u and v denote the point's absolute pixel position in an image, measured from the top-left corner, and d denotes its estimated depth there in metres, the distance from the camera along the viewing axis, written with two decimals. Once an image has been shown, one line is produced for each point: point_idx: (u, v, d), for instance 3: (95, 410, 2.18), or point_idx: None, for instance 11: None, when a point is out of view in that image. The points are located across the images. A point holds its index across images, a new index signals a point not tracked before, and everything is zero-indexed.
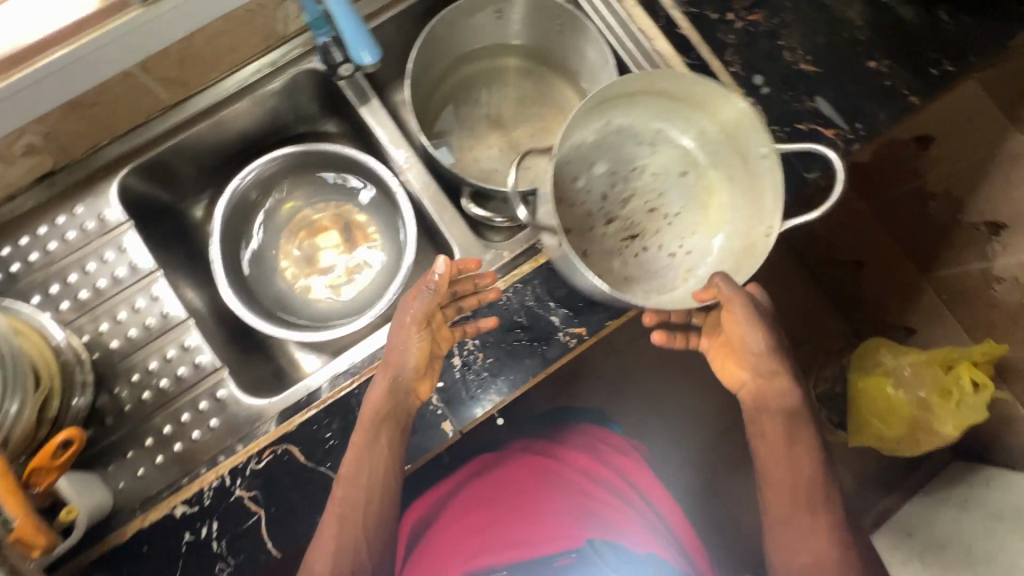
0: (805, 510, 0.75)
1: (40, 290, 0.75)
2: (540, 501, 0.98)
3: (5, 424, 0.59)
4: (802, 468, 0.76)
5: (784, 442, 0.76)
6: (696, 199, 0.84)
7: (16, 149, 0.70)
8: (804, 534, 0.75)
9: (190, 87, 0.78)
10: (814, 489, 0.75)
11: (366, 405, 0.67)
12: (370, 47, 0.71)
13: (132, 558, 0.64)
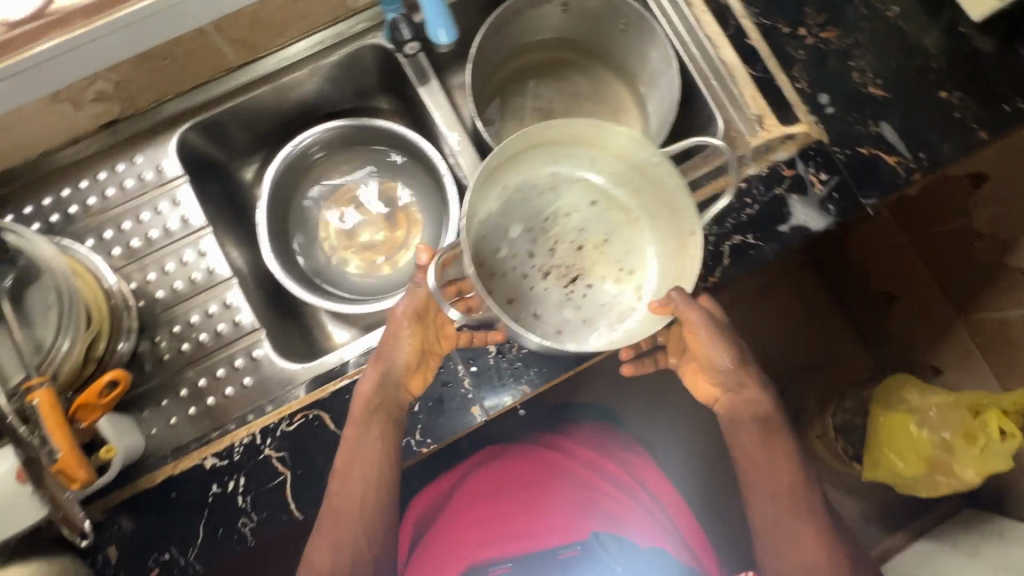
0: (788, 515, 0.79)
1: (94, 233, 0.77)
2: (548, 490, 0.97)
3: (56, 360, 0.61)
4: (778, 473, 0.80)
5: (763, 449, 0.80)
6: (617, 224, 0.77)
7: (87, 94, 0.71)
8: (787, 535, 0.79)
9: (257, 51, 0.79)
10: (792, 493, 0.79)
11: (359, 398, 0.68)
12: (447, 27, 0.72)
13: (159, 503, 0.66)
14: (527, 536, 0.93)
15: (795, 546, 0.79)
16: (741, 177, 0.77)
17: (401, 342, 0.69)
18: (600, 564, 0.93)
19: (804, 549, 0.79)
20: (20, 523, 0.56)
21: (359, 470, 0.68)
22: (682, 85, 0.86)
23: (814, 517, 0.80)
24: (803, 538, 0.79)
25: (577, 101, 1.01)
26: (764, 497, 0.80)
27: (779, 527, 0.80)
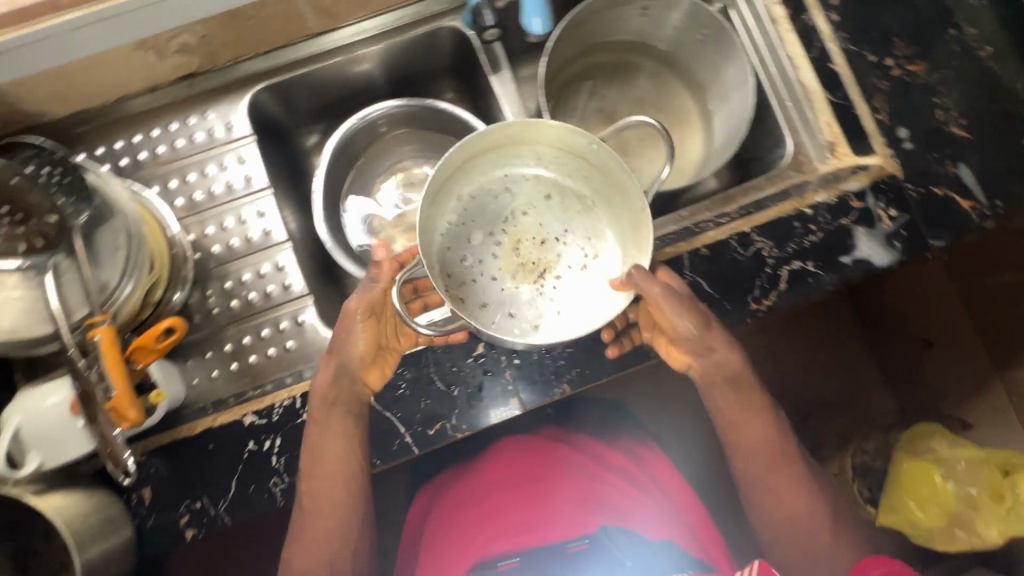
0: (798, 518, 0.75)
1: (160, 181, 0.78)
2: (552, 477, 0.86)
3: (117, 301, 0.63)
4: (785, 473, 0.75)
5: (771, 454, 0.75)
6: (575, 210, 0.76)
7: (172, 45, 0.72)
8: (804, 539, 0.75)
9: (337, 20, 0.80)
10: (804, 492, 0.75)
11: (314, 393, 0.66)
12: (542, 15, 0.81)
13: (196, 453, 0.67)
14: (527, 528, 0.79)
15: (819, 554, 0.74)
16: (808, 204, 0.75)
17: (349, 342, 0.66)
18: (609, 561, 0.76)
19: (826, 551, 0.74)
20: (64, 457, 0.59)
21: (331, 448, 0.65)
22: (756, 103, 0.84)
23: (830, 512, 0.76)
24: (824, 539, 0.74)
25: (640, 107, 0.99)
26: (778, 505, 0.76)
27: (797, 530, 0.75)
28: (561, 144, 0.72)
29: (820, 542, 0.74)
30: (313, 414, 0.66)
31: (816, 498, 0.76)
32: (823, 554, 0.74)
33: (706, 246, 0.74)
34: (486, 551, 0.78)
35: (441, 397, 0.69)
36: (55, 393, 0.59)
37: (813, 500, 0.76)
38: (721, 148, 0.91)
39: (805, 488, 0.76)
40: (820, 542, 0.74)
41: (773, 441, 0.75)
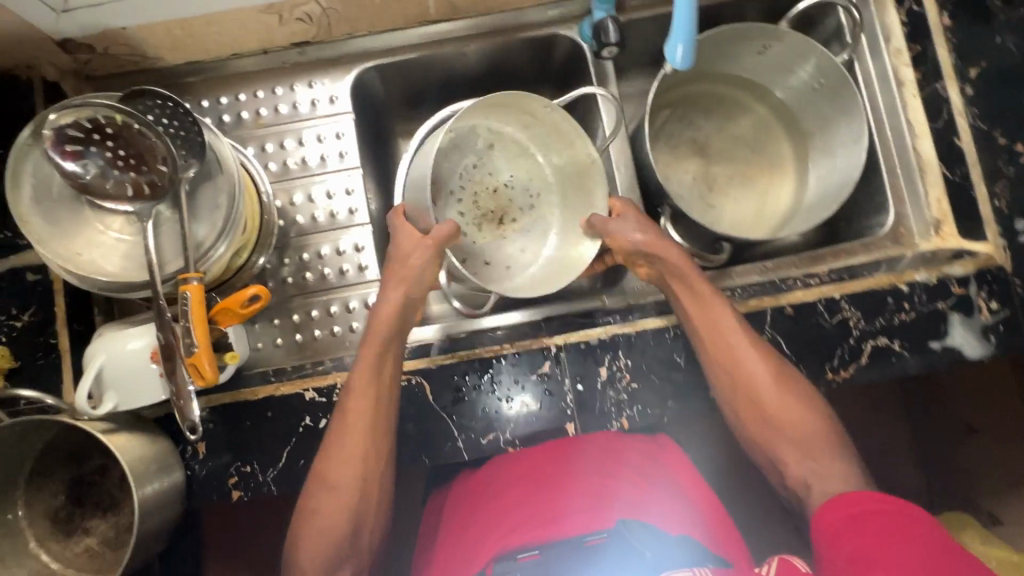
0: (774, 406, 0.66)
1: (257, 143, 0.79)
2: (558, 467, 0.66)
3: (209, 262, 0.63)
4: (752, 364, 0.66)
5: (736, 350, 0.67)
6: (515, 155, 0.80)
7: (296, 12, 0.72)
8: (779, 428, 0.67)
9: (457, 11, 0.79)
10: (780, 378, 0.66)
11: (371, 328, 0.67)
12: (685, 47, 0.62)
13: (255, 418, 0.68)
14: (542, 522, 0.62)
15: (805, 441, 0.66)
16: (904, 280, 0.72)
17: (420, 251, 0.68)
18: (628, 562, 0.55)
19: (810, 437, 0.66)
20: (136, 402, 0.60)
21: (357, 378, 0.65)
22: (866, 166, 0.81)
23: (815, 398, 0.67)
24: (805, 421, 0.66)
25: (735, 144, 0.96)
26: (756, 397, 0.67)
27: (780, 421, 0.66)
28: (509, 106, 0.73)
29: (803, 425, 0.66)
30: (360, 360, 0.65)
31: (797, 383, 0.67)
32: (808, 439, 0.66)
33: (791, 305, 0.71)
34: (500, 548, 0.61)
35: (498, 407, 0.69)
36: (137, 339, 0.60)
37: (796, 390, 0.66)
38: (817, 204, 0.88)
39: (784, 378, 0.67)
40: (800, 425, 0.66)
41: (741, 332, 0.67)
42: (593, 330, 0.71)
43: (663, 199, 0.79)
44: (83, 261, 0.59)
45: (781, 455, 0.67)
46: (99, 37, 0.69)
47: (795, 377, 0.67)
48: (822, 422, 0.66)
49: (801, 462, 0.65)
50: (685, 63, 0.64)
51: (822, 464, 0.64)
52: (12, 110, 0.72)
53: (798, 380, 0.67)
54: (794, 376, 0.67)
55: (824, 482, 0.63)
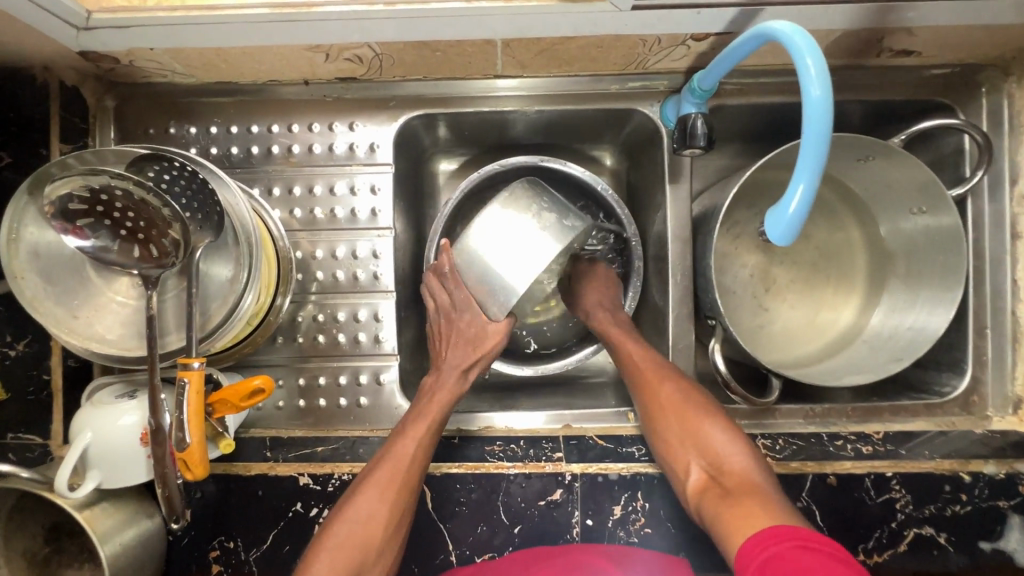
0: (680, 419, 0.62)
1: (284, 184, 0.72)
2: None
3: (236, 315, 0.58)
4: (654, 377, 0.65)
5: (636, 365, 0.67)
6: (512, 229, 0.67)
7: (345, 53, 0.62)
8: (684, 444, 0.61)
9: (525, 71, 0.69)
10: (682, 395, 0.63)
11: (432, 400, 0.64)
12: (790, 230, 0.49)
13: (245, 496, 0.64)
14: None
15: (710, 456, 0.59)
16: (968, 469, 0.65)
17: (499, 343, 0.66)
18: None
19: (715, 451, 0.59)
20: (122, 481, 0.56)
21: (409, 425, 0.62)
22: (953, 319, 0.72)
23: (722, 416, 0.62)
24: (709, 435, 0.60)
25: (803, 245, 0.83)
26: (661, 411, 0.63)
27: (684, 436, 0.61)
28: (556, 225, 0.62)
29: (706, 440, 0.60)
30: (415, 414, 0.63)
31: (705, 401, 0.63)
32: (714, 452, 0.59)
33: (835, 474, 0.65)
34: None
35: (499, 528, 0.64)
36: (130, 415, 0.56)
37: (700, 406, 0.63)
38: (882, 341, 0.77)
39: (691, 396, 0.63)
40: (706, 442, 0.60)
41: (643, 353, 0.68)
42: (613, 463, 0.65)
43: (718, 320, 0.70)
44: (79, 326, 0.54)
45: (686, 471, 0.60)
46: (124, 53, 0.61)
47: (705, 399, 0.64)
48: (730, 438, 0.60)
49: (708, 477, 0.58)
50: (788, 240, 0.50)
51: (726, 478, 0.57)
52: (26, 116, 0.65)
53: (708, 401, 0.63)
54: (704, 398, 0.64)
55: (727, 497, 0.54)
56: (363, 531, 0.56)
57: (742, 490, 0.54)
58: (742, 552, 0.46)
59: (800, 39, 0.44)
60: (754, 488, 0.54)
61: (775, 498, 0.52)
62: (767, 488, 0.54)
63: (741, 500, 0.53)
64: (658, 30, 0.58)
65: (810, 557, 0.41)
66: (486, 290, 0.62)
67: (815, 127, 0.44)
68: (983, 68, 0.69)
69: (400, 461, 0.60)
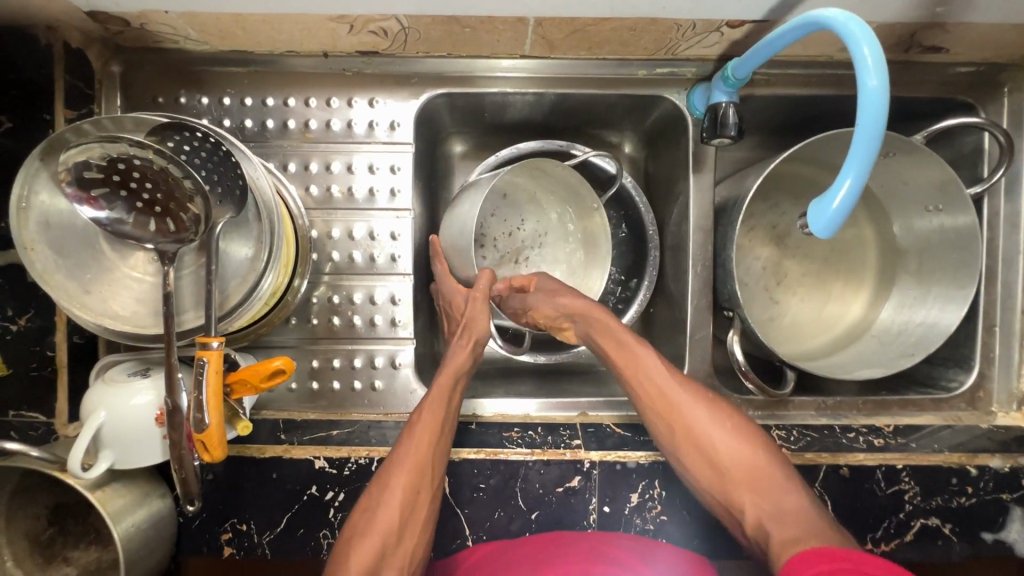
0: (715, 450, 0.54)
1: (300, 159, 0.70)
2: None
3: (256, 296, 0.57)
4: (677, 399, 0.57)
5: (655, 386, 0.59)
6: (536, 207, 0.76)
7: (370, 25, 0.60)
8: (726, 480, 0.53)
9: (554, 52, 0.67)
10: (709, 419, 0.56)
11: (439, 383, 0.63)
12: (830, 221, 0.50)
13: (258, 478, 0.63)
14: None
15: (757, 491, 0.51)
16: (975, 462, 0.66)
17: (484, 325, 0.67)
18: None
19: (764, 485, 0.51)
20: (135, 462, 0.54)
21: (424, 410, 0.60)
22: (964, 316, 0.73)
23: (764, 442, 0.54)
24: (753, 466, 0.53)
25: (817, 240, 0.83)
26: (693, 441, 0.56)
27: (727, 474, 0.53)
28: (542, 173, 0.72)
29: (749, 474, 0.52)
30: (428, 399, 0.61)
31: (742, 424, 0.56)
32: (760, 485, 0.51)
33: (848, 466, 0.66)
34: None
35: (517, 514, 0.64)
36: (144, 395, 0.54)
37: (735, 428, 0.55)
38: (892, 337, 0.77)
39: (726, 421, 0.56)
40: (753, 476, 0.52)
41: (664, 378, 0.59)
42: (631, 452, 0.66)
43: (736, 312, 0.71)
44: (91, 300, 0.52)
45: (738, 511, 0.52)
46: (136, 15, 0.58)
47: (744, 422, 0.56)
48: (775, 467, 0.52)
49: (759, 516, 0.50)
50: (830, 232, 0.51)
51: (779, 516, 0.48)
52: (28, 79, 0.62)
53: (746, 424, 0.56)
54: (740, 421, 0.56)
55: (783, 540, 0.46)
56: (380, 523, 0.53)
57: (799, 530, 0.46)
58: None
59: (855, 27, 0.44)
60: (815, 528, 0.46)
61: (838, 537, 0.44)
62: (826, 525, 0.46)
63: (798, 540, 0.45)
64: (696, 14, 0.57)
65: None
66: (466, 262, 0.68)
67: (870, 118, 0.45)
68: (1006, 68, 0.70)
69: (417, 456, 0.57)
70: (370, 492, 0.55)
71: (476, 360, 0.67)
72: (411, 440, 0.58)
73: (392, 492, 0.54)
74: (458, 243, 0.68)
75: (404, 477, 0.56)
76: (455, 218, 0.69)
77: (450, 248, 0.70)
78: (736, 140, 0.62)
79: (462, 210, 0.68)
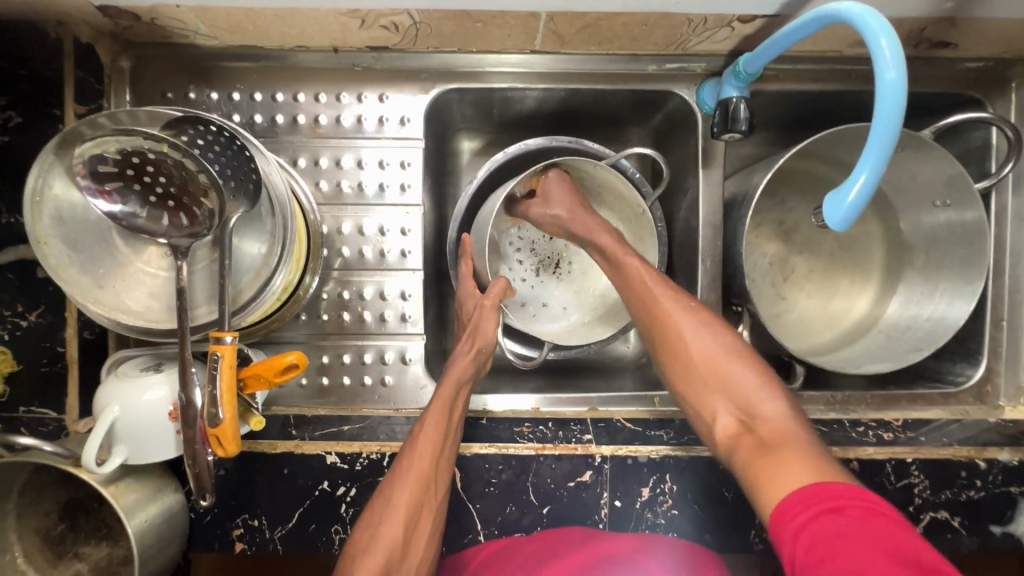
0: (705, 362, 0.60)
1: (311, 154, 0.70)
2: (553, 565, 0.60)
3: (267, 295, 0.57)
4: (672, 313, 0.62)
5: (654, 297, 0.63)
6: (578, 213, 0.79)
7: (382, 20, 0.60)
8: (711, 388, 0.59)
9: (565, 46, 0.67)
10: (704, 333, 0.61)
11: (442, 389, 0.63)
12: (845, 213, 0.50)
13: (270, 474, 0.63)
14: None
15: (737, 399, 0.57)
16: (984, 456, 0.67)
17: (490, 333, 0.67)
18: None
19: (743, 394, 0.57)
20: (149, 457, 0.54)
21: (427, 419, 0.61)
22: (972, 310, 0.73)
23: (749, 357, 0.60)
24: (734, 376, 0.58)
25: (824, 235, 0.84)
26: (683, 353, 0.61)
27: (710, 377, 0.59)
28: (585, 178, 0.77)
29: (733, 385, 0.58)
30: (432, 407, 0.62)
31: (732, 341, 0.61)
32: (742, 396, 0.57)
33: (858, 459, 0.66)
34: None
35: (528, 508, 0.64)
36: (157, 390, 0.54)
37: (724, 344, 0.60)
38: (899, 332, 0.77)
39: (717, 338, 0.61)
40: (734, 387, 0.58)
41: (659, 288, 0.64)
42: (642, 446, 0.66)
43: (747, 308, 0.71)
44: (105, 294, 0.52)
45: (712, 415, 0.58)
46: (147, 9, 0.57)
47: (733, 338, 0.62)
48: (757, 380, 0.58)
49: (734, 420, 0.57)
50: (844, 226, 0.51)
51: (755, 422, 0.55)
52: (37, 73, 0.61)
53: (734, 342, 0.61)
54: (728, 336, 0.61)
55: (760, 449, 0.52)
56: (387, 533, 0.55)
57: (777, 439, 0.52)
58: (778, 512, 0.45)
59: (872, 19, 0.45)
60: (785, 434, 0.53)
61: (809, 444, 0.51)
62: (802, 434, 0.52)
63: (774, 448, 0.51)
64: (708, 9, 0.57)
65: (846, 520, 0.41)
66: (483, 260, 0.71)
67: (886, 109, 0.45)
68: (1015, 64, 0.70)
69: (425, 460, 0.59)
70: (372, 508, 0.58)
71: (480, 365, 0.68)
72: (415, 448, 0.59)
73: (395, 508, 0.56)
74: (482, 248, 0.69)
75: (414, 479, 0.58)
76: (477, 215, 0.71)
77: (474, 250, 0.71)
78: (745, 133, 0.63)
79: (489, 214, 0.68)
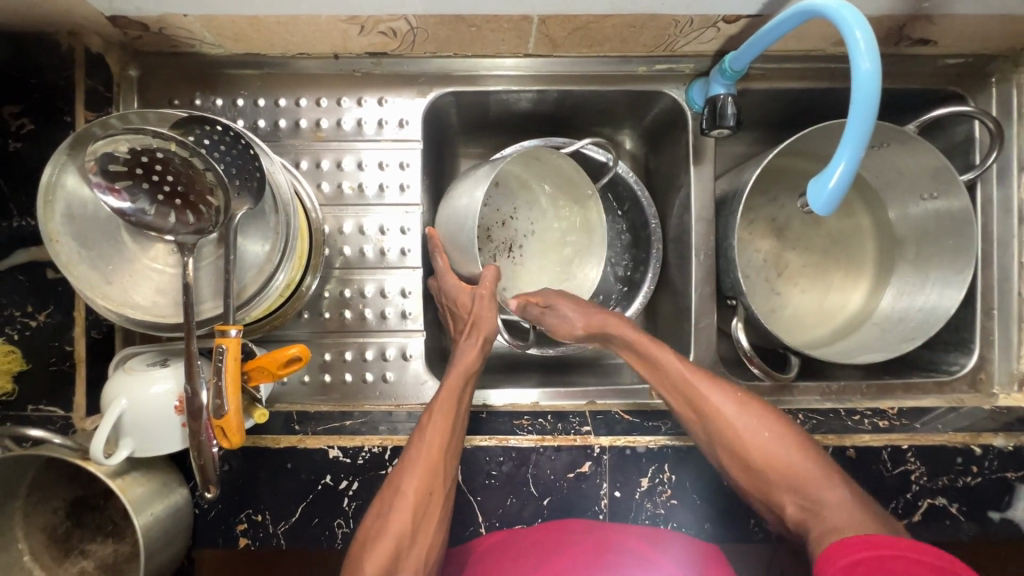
0: (754, 452, 0.57)
1: (312, 157, 0.72)
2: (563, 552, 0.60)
3: (269, 292, 0.59)
4: (713, 401, 0.59)
5: (690, 389, 0.61)
6: (525, 197, 0.78)
7: (380, 26, 0.62)
8: (772, 480, 0.56)
9: (557, 49, 0.69)
10: (749, 419, 0.58)
11: (451, 381, 0.64)
12: (829, 200, 0.52)
13: (273, 469, 0.64)
14: None
15: (796, 486, 0.55)
16: (979, 442, 0.67)
17: (491, 322, 0.68)
18: None
19: (797, 478, 0.55)
20: (154, 451, 0.55)
21: (436, 409, 0.61)
22: (963, 299, 0.74)
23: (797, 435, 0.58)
24: (789, 461, 0.56)
25: (816, 231, 0.85)
26: (733, 445, 0.58)
27: (760, 465, 0.57)
28: (536, 163, 0.75)
29: (788, 471, 0.55)
30: (440, 398, 0.62)
31: (776, 420, 0.59)
32: (800, 483, 0.54)
33: (854, 447, 0.66)
34: None
35: (528, 500, 0.65)
36: (163, 384, 0.55)
37: (775, 429, 0.58)
38: (893, 324, 0.79)
39: (771, 425, 0.58)
40: (797, 477, 0.55)
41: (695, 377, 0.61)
42: (640, 437, 0.66)
43: (740, 300, 0.72)
44: (114, 290, 0.54)
45: (775, 504, 0.56)
46: (157, 19, 0.60)
47: (786, 422, 0.59)
48: (813, 464, 0.55)
49: (800, 510, 0.54)
50: (827, 212, 0.53)
51: (820, 510, 0.52)
52: (50, 82, 0.64)
53: (790, 428, 0.58)
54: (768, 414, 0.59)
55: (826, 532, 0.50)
56: (395, 520, 0.55)
57: (842, 524, 0.50)
58: (827, 553, 0.47)
59: (848, 13, 0.47)
60: (853, 518, 0.50)
61: (889, 538, 0.47)
62: (868, 515, 0.50)
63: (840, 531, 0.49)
64: (694, 10, 0.59)
65: (904, 568, 0.42)
66: (467, 258, 0.69)
67: (864, 98, 0.47)
68: (994, 59, 0.72)
69: (436, 447, 0.59)
70: (382, 498, 0.58)
71: (485, 355, 0.69)
72: (423, 438, 0.60)
73: (405, 495, 0.56)
74: (456, 238, 0.69)
75: (422, 468, 0.58)
76: (454, 207, 0.69)
77: (450, 241, 0.70)
78: (732, 127, 0.65)
79: (459, 203, 0.68)
